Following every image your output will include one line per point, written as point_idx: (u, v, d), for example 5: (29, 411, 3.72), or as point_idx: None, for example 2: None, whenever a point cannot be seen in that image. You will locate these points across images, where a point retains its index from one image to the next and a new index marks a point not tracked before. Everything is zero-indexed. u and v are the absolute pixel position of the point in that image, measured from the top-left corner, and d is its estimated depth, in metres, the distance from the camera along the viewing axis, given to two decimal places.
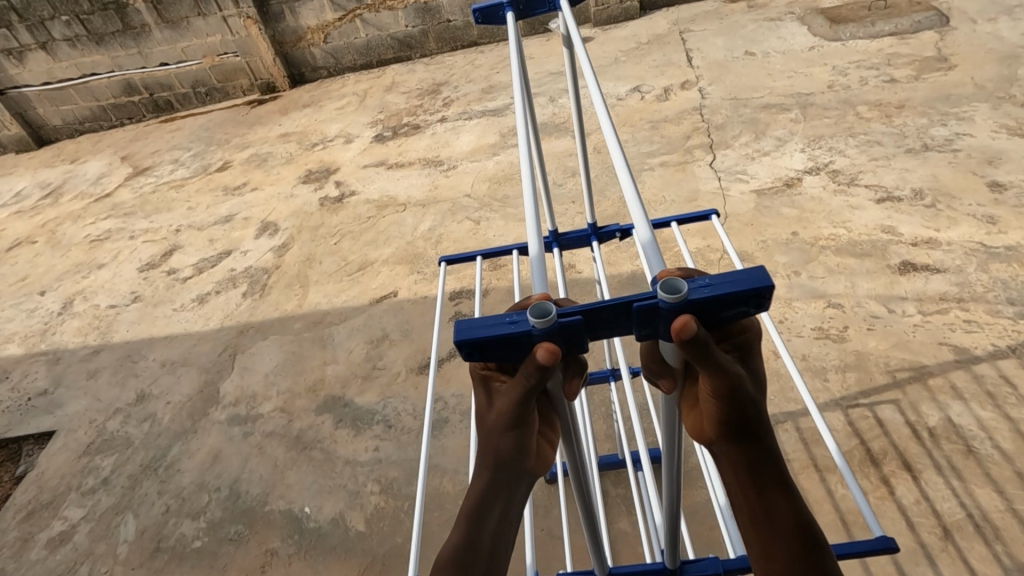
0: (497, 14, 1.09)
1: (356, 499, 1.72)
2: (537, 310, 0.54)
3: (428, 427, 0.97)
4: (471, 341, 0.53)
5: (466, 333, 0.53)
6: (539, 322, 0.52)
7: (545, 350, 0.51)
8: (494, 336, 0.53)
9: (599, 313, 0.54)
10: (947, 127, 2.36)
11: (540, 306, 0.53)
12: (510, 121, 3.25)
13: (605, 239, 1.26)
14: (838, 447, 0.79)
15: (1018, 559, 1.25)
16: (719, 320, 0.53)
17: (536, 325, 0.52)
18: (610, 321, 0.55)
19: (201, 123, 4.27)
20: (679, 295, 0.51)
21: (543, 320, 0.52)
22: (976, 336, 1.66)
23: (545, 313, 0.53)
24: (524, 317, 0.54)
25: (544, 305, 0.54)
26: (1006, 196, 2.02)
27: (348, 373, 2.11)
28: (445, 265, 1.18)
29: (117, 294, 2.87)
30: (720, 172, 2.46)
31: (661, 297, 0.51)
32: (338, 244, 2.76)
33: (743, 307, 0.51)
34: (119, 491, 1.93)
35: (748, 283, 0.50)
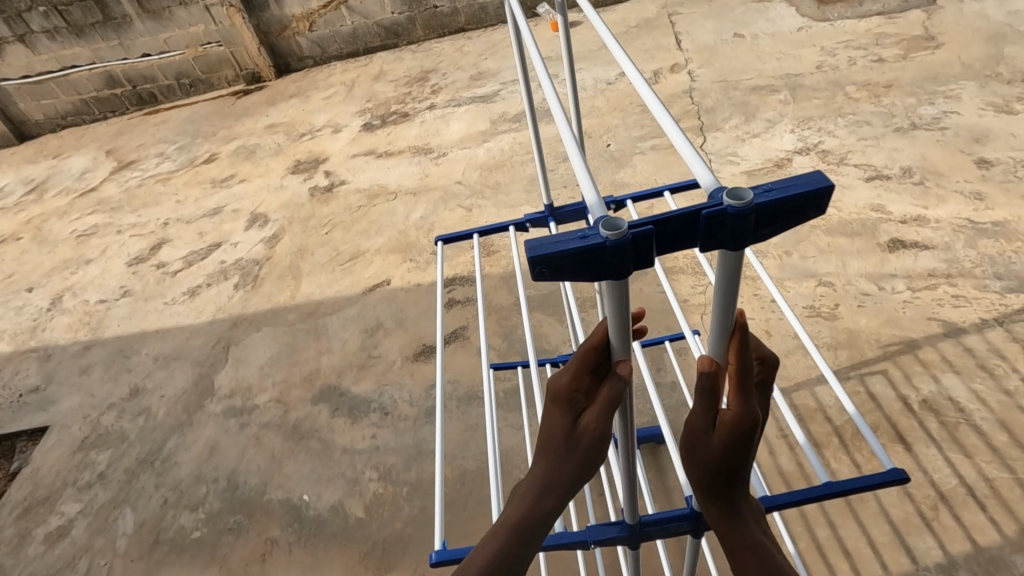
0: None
1: (355, 486, 1.72)
2: (608, 224, 0.51)
3: (439, 413, 1.00)
4: (542, 257, 0.50)
5: (539, 251, 0.51)
6: (612, 234, 0.49)
7: (625, 366, 0.62)
8: (570, 251, 0.50)
9: (667, 226, 0.52)
10: (935, 105, 2.38)
11: (609, 221, 0.51)
12: (500, 107, 3.23)
13: (601, 212, 1.24)
14: (853, 405, 0.86)
15: (1006, 527, 1.29)
16: (782, 226, 0.52)
17: (608, 238, 0.50)
18: (674, 237, 0.54)
19: (186, 115, 4.21)
20: (745, 201, 0.50)
21: (616, 233, 0.49)
22: (965, 311, 1.68)
23: (614, 228, 0.51)
24: (594, 232, 0.52)
25: (613, 220, 0.51)
26: (993, 173, 2.04)
27: (343, 363, 2.11)
28: (440, 244, 1.18)
29: (106, 289, 2.84)
30: (711, 154, 2.47)
31: (728, 201, 0.50)
32: (330, 235, 2.74)
33: (807, 210, 0.51)
34: (115, 485, 1.93)
35: (811, 185, 0.51)
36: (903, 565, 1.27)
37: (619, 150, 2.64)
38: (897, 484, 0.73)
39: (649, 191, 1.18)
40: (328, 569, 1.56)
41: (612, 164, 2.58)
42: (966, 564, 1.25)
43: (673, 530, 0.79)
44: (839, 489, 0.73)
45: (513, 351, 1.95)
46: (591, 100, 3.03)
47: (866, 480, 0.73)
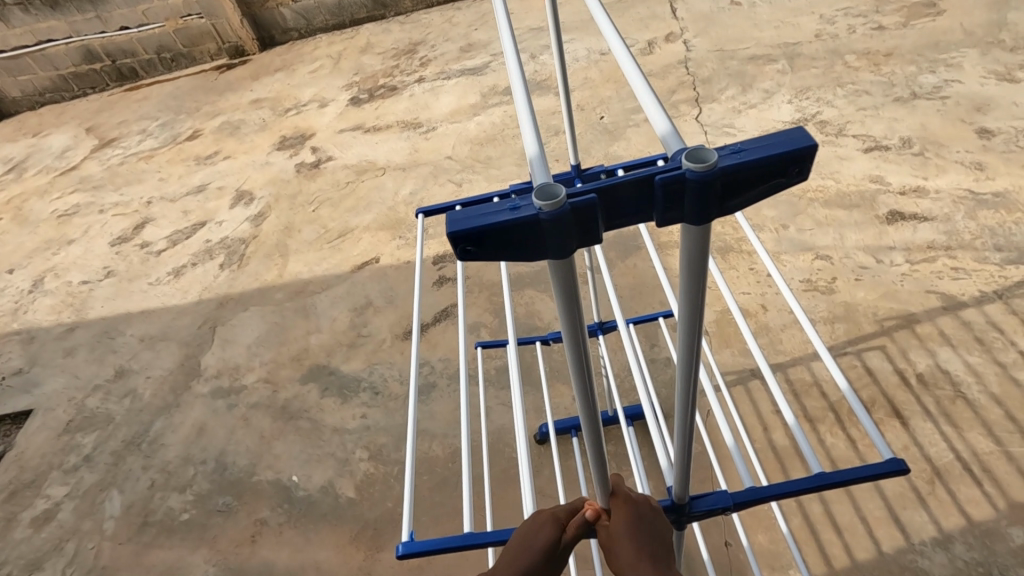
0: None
1: (346, 466, 1.70)
2: (543, 191, 0.44)
3: (416, 391, 0.97)
4: (472, 229, 0.44)
5: (464, 226, 0.44)
6: (547, 204, 0.42)
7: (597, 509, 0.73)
8: (498, 224, 0.43)
9: (618, 191, 0.46)
10: (935, 74, 2.32)
11: (548, 188, 0.44)
12: (491, 79, 3.14)
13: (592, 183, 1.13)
14: (848, 384, 0.82)
15: (1002, 501, 1.27)
16: (747, 198, 0.46)
17: (543, 207, 0.43)
18: (627, 206, 0.47)
19: (168, 91, 4.09)
20: (708, 164, 0.43)
21: (551, 202, 0.42)
22: (963, 284, 1.65)
23: (553, 196, 0.44)
24: (529, 202, 0.45)
25: (551, 186, 0.44)
26: (994, 142, 2.00)
27: (332, 342, 2.07)
28: (421, 217, 1.12)
29: (89, 270, 2.77)
30: (706, 126, 2.41)
31: (687, 167, 0.43)
32: (317, 212, 2.68)
33: (775, 179, 0.45)
34: (101, 468, 1.89)
35: (782, 147, 0.44)
36: (897, 539, 1.26)
37: (613, 123, 2.58)
38: (894, 476, 0.70)
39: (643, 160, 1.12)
40: (320, 550, 1.54)
41: (605, 137, 2.52)
42: (961, 537, 1.24)
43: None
44: (832, 481, 0.71)
45: (505, 329, 1.92)
46: (584, 71, 2.95)
47: (858, 472, 0.71)
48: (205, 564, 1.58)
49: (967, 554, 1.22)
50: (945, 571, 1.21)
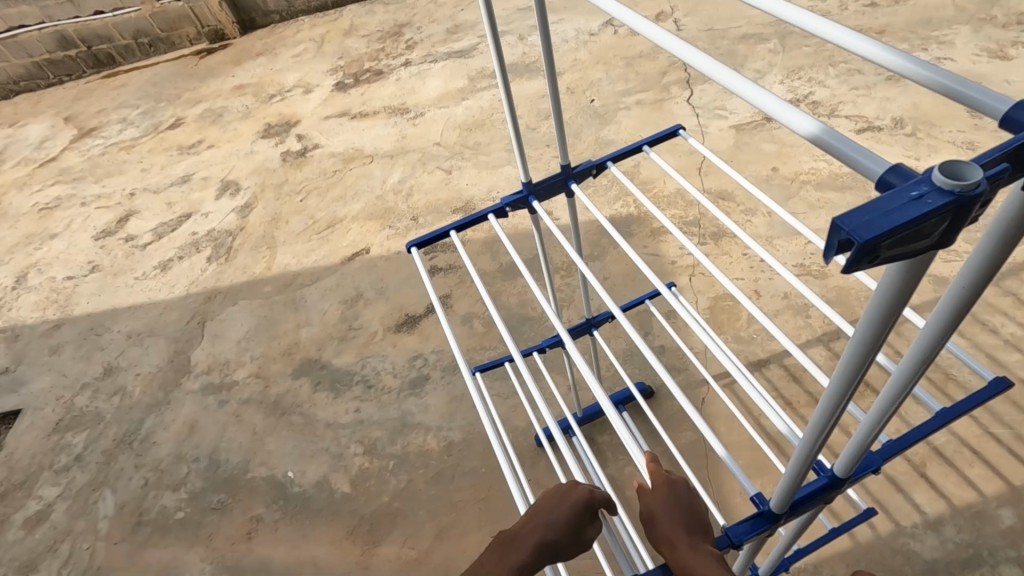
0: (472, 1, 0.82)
1: (340, 462, 1.69)
2: (934, 172, 0.33)
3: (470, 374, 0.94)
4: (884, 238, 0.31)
5: (865, 222, 0.31)
6: (972, 185, 0.31)
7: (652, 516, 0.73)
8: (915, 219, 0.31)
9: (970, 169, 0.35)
10: (927, 52, 2.30)
11: (944, 168, 0.32)
12: (479, 62, 3.08)
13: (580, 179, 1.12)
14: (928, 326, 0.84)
15: (992, 484, 1.29)
16: None
17: (965, 190, 0.31)
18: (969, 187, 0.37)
19: (147, 77, 3.98)
20: None
21: (975, 182, 0.31)
22: (955, 266, 1.65)
23: (953, 173, 0.32)
24: (913, 187, 0.33)
25: (945, 165, 0.32)
26: (986, 122, 1.99)
27: (323, 335, 2.05)
28: (416, 248, 1.08)
29: (73, 265, 2.72)
30: (698, 108, 2.37)
31: None
32: (305, 202, 2.63)
33: None
34: (93, 467, 1.88)
35: None
36: (890, 524, 1.28)
37: (603, 106, 2.54)
38: (1001, 393, 0.71)
39: (627, 147, 1.10)
40: (316, 546, 1.54)
41: (596, 121, 2.49)
42: (951, 519, 1.26)
43: (816, 500, 0.71)
44: (960, 410, 0.69)
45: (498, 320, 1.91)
46: (573, 53, 2.90)
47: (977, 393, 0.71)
48: (201, 563, 1.58)
49: (957, 536, 1.24)
50: (937, 554, 1.22)
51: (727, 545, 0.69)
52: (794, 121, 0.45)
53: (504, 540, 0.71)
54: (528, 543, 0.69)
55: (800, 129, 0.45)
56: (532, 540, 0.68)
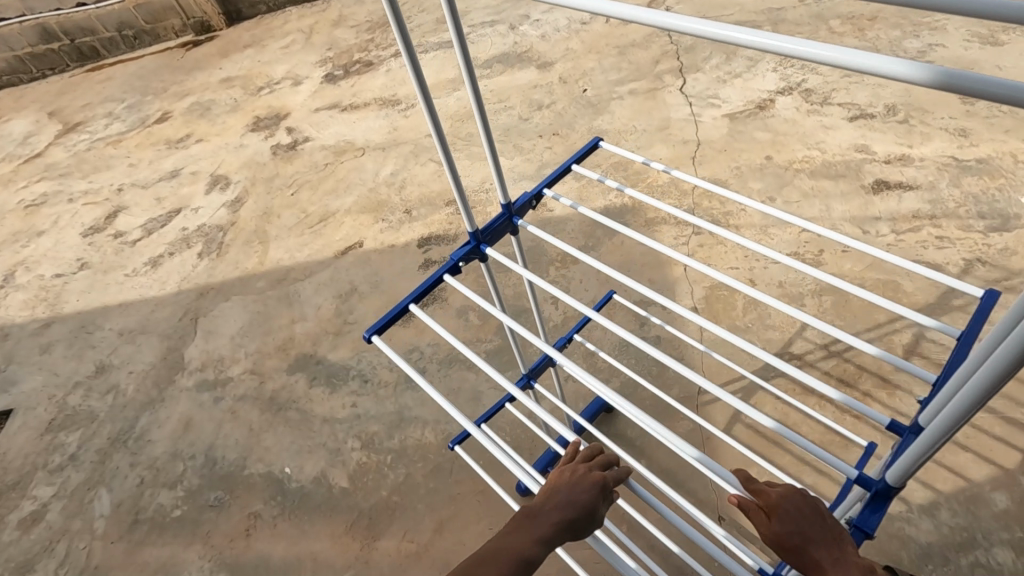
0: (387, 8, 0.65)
1: (338, 457, 1.69)
2: None
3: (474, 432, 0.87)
4: None
5: None
6: None
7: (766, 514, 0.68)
8: None
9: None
10: (920, 38, 2.30)
11: None
12: (470, 52, 3.05)
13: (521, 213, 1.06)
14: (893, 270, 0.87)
15: (986, 468, 1.30)
16: None
17: None
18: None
19: (132, 71, 3.91)
20: None
21: None
22: (948, 253, 1.66)
23: None
24: None
25: None
26: (978, 108, 1.99)
27: (318, 330, 2.03)
28: (374, 338, 0.91)
29: (62, 263, 2.68)
30: (691, 97, 2.36)
31: None
32: (297, 196, 2.61)
33: None
34: (88, 467, 1.86)
35: None
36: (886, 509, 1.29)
37: (596, 95, 2.53)
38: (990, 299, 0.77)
39: (557, 173, 1.08)
40: (316, 541, 1.54)
41: (589, 111, 2.47)
42: (947, 503, 1.27)
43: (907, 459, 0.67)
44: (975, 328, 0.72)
45: (494, 313, 1.90)
46: (565, 43, 2.88)
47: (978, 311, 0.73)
48: (200, 560, 1.57)
49: (953, 519, 1.25)
50: (932, 538, 1.24)
51: (864, 537, 0.67)
52: (892, 69, 0.42)
53: (526, 516, 0.70)
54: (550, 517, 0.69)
55: (897, 75, 0.43)
56: (556, 514, 0.69)
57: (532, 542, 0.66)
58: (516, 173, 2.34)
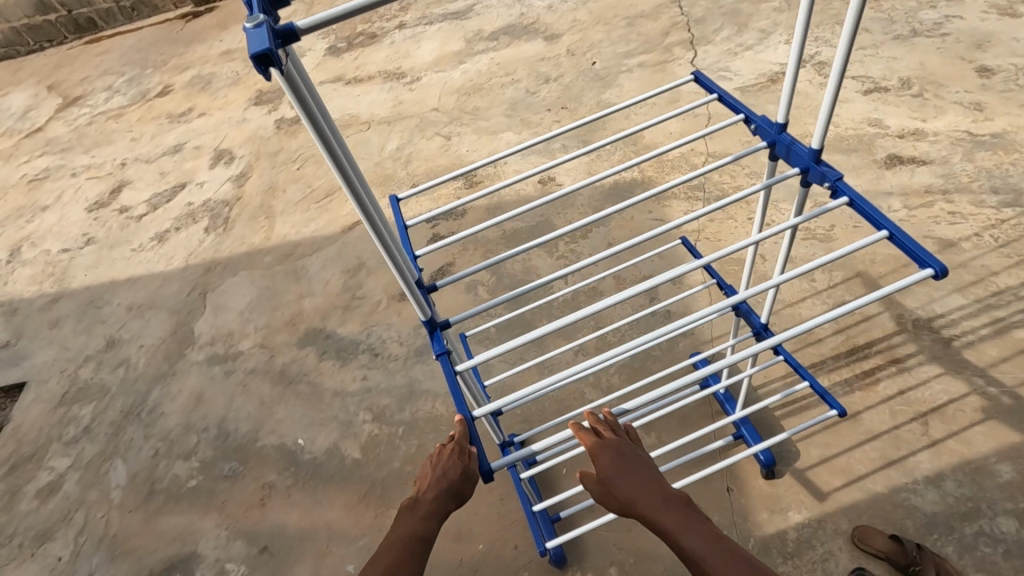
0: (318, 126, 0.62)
1: (349, 429, 1.71)
2: None
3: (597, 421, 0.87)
4: None
5: None
6: None
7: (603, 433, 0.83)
8: None
9: None
10: (936, 10, 2.25)
11: None
12: (475, 24, 2.99)
13: None
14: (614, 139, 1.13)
15: (992, 439, 1.32)
16: None
17: None
18: None
19: (131, 43, 3.85)
20: None
21: None
22: (960, 228, 1.65)
23: None
24: None
25: None
26: (994, 81, 1.96)
27: (326, 305, 2.04)
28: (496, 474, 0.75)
29: (67, 238, 2.68)
30: (702, 70, 2.33)
31: None
32: (302, 170, 2.59)
33: None
34: (102, 439, 1.89)
35: None
36: (893, 480, 1.31)
37: (605, 68, 2.49)
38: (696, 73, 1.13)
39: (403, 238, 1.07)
40: (329, 511, 1.57)
41: (597, 84, 2.44)
42: (952, 474, 1.29)
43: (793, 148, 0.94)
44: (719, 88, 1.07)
45: (502, 287, 1.90)
46: (572, 14, 2.83)
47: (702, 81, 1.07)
48: (216, 528, 1.61)
49: (958, 490, 1.27)
50: (938, 508, 1.26)
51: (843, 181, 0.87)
52: None
53: (407, 504, 0.82)
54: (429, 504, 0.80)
55: None
56: (432, 494, 0.80)
57: (418, 521, 0.79)
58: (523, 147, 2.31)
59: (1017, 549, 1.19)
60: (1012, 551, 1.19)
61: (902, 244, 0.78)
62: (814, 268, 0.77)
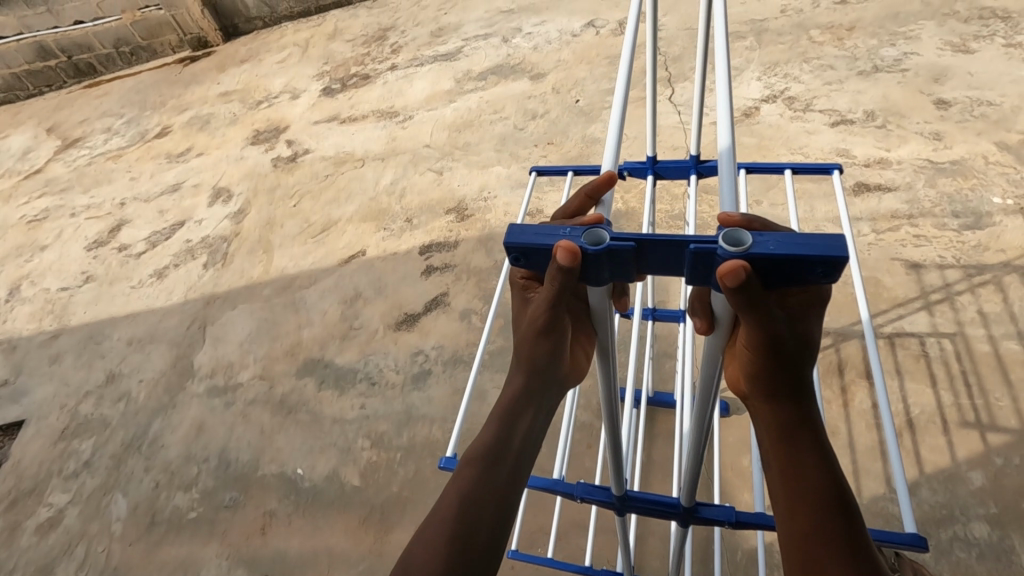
0: (798, 277, 0.46)
1: (349, 455, 1.75)
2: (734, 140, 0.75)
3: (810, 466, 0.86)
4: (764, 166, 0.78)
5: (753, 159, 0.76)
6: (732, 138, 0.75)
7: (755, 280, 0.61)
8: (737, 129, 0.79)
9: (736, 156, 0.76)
10: (896, 47, 2.41)
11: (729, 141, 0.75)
12: (465, 64, 3.13)
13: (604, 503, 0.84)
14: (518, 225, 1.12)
15: (964, 449, 1.38)
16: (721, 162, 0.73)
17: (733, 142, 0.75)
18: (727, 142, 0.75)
19: (130, 86, 3.97)
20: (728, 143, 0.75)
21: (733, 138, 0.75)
22: (925, 250, 1.75)
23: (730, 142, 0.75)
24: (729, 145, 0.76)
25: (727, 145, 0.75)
26: (951, 112, 2.10)
27: (324, 335, 2.10)
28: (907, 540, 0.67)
29: (67, 276, 2.73)
30: (680, 105, 2.46)
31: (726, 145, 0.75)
32: (298, 206, 2.67)
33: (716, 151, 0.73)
34: (103, 472, 1.91)
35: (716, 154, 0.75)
36: (872, 490, 1.38)
37: (589, 105, 2.63)
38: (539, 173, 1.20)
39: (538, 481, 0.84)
40: (330, 535, 1.60)
41: (581, 120, 2.57)
42: (927, 483, 1.35)
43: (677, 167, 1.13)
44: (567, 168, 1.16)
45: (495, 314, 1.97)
46: (557, 53, 2.98)
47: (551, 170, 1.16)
48: (217, 557, 1.63)
49: (933, 497, 1.33)
50: (915, 515, 1.32)
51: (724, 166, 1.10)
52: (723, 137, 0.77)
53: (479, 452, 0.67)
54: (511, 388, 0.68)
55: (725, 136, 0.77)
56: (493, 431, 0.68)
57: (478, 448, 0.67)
58: (512, 181, 2.42)
59: (990, 552, 1.25)
60: (986, 554, 1.25)
61: (806, 171, 1.00)
62: (792, 216, 0.94)
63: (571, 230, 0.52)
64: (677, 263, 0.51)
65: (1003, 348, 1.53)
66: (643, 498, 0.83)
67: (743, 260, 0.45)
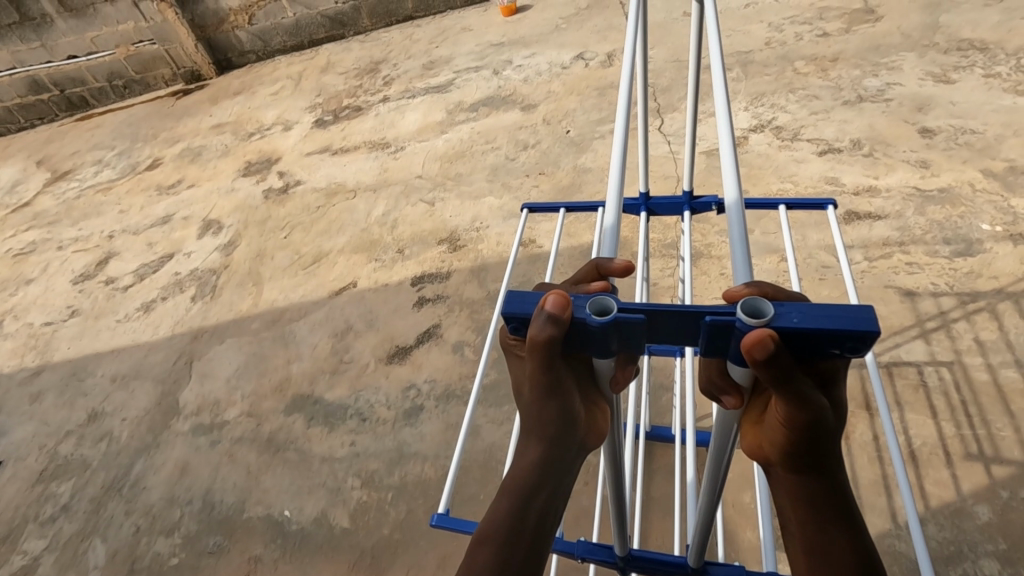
0: (823, 349, 0.45)
1: (338, 496, 1.69)
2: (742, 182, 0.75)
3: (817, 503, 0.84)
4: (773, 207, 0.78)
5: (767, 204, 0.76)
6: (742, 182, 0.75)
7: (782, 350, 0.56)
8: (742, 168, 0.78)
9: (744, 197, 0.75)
10: (879, 77, 2.46)
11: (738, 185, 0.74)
12: (456, 96, 3.16)
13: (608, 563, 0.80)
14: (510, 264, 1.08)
15: (969, 483, 1.36)
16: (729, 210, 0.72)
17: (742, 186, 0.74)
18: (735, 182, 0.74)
19: (122, 118, 3.98)
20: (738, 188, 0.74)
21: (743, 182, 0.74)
22: (919, 277, 1.75)
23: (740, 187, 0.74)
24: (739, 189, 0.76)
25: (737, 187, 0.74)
26: (937, 140, 2.13)
27: (314, 369, 2.06)
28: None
29: (51, 310, 2.68)
30: (670, 135, 2.48)
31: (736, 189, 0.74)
32: (289, 237, 2.65)
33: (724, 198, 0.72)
34: (81, 517, 1.84)
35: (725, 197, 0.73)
36: (877, 526, 1.34)
37: (579, 135, 2.65)
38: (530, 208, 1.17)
39: None
40: None
41: (572, 149, 2.59)
42: (933, 518, 1.32)
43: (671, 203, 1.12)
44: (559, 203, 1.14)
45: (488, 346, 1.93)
46: (547, 85, 3.02)
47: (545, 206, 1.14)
48: None
49: (940, 533, 1.30)
50: None
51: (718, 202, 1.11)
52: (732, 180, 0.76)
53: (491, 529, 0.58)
54: (523, 462, 0.60)
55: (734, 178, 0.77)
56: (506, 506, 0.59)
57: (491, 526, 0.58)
58: (504, 212, 2.41)
59: None
60: None
61: (800, 205, 1.00)
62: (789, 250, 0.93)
63: (577, 298, 0.50)
64: (691, 334, 0.49)
65: (1002, 377, 1.51)
66: (646, 557, 0.80)
67: (767, 330, 0.43)
